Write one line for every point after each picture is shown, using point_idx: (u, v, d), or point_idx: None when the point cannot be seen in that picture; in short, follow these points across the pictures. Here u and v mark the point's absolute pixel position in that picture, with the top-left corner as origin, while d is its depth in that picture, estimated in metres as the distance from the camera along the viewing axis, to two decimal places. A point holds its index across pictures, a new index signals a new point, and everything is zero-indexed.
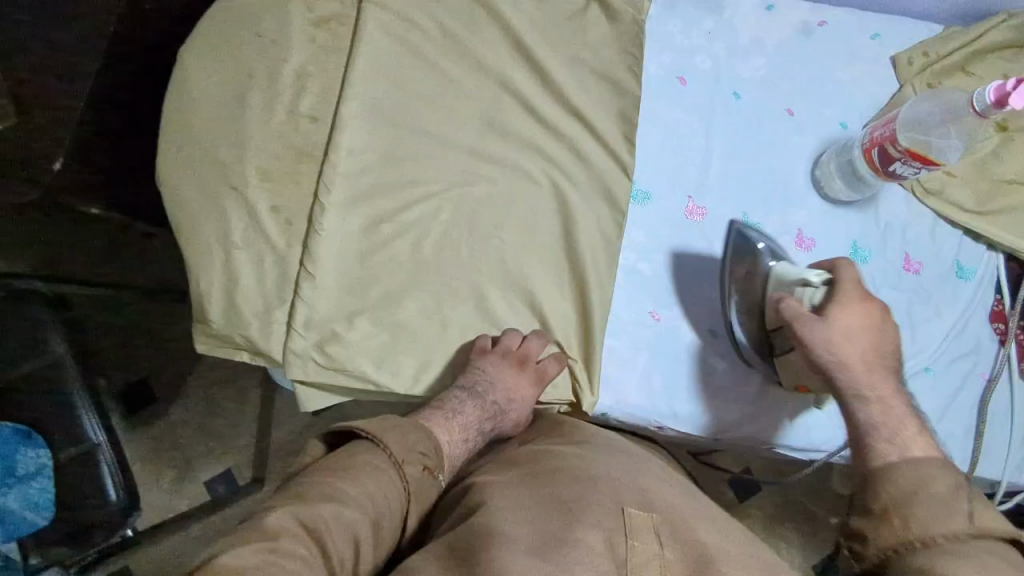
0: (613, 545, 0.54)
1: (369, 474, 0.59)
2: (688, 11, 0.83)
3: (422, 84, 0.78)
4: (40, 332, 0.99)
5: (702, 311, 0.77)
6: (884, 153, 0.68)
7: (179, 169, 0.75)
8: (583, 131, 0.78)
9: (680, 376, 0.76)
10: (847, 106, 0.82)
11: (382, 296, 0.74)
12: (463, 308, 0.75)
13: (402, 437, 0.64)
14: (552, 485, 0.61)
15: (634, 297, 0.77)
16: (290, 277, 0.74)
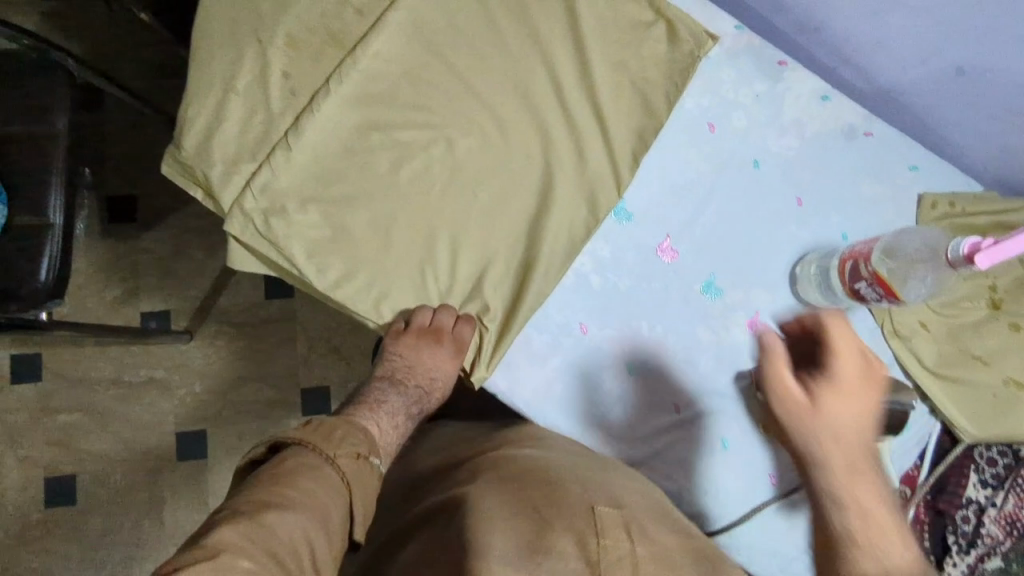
0: (585, 544, 0.58)
1: (302, 473, 0.61)
2: (747, 68, 0.82)
3: (472, 22, 0.78)
4: (48, 103, 1.02)
5: (631, 345, 0.77)
6: (855, 268, 0.69)
7: (219, 0, 0.77)
8: (597, 133, 0.79)
9: (580, 393, 0.76)
10: (854, 220, 0.81)
11: (343, 196, 0.74)
12: (413, 241, 0.74)
13: (330, 436, 0.67)
14: (526, 490, 0.64)
15: (572, 303, 0.77)
16: (270, 141, 0.74)
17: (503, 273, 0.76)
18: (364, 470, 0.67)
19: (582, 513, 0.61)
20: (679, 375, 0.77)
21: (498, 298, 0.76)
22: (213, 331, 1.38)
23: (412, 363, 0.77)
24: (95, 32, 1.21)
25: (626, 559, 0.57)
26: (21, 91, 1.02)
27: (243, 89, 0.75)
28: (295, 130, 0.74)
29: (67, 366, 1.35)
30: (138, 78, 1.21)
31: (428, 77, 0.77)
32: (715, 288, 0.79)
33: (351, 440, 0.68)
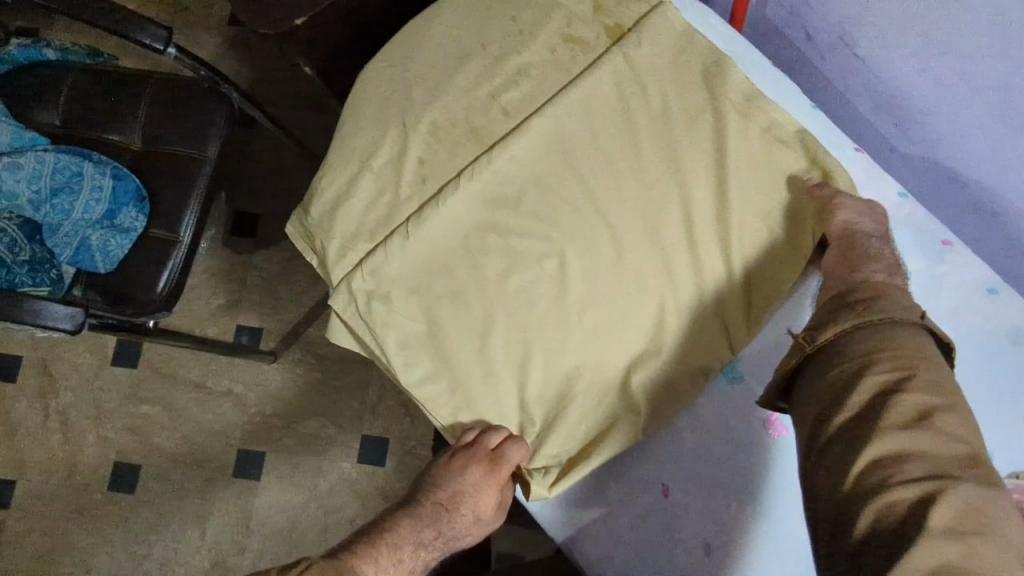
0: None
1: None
2: (904, 242, 0.75)
3: (615, 142, 0.76)
4: (206, 129, 1.09)
5: (708, 521, 0.70)
6: None
7: (377, 82, 0.80)
8: (723, 279, 0.73)
9: (648, 560, 0.72)
10: (1010, 440, 0.69)
11: (447, 292, 0.73)
12: (504, 352, 0.72)
13: None
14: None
15: (657, 460, 0.73)
16: (390, 223, 0.75)
17: (591, 410, 0.72)
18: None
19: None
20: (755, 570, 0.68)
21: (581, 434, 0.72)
22: (296, 357, 1.42)
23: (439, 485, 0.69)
24: (264, 66, 1.31)
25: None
26: (186, 113, 1.10)
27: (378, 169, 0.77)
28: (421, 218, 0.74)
29: (162, 360, 1.43)
30: (289, 113, 1.29)
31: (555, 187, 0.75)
32: None
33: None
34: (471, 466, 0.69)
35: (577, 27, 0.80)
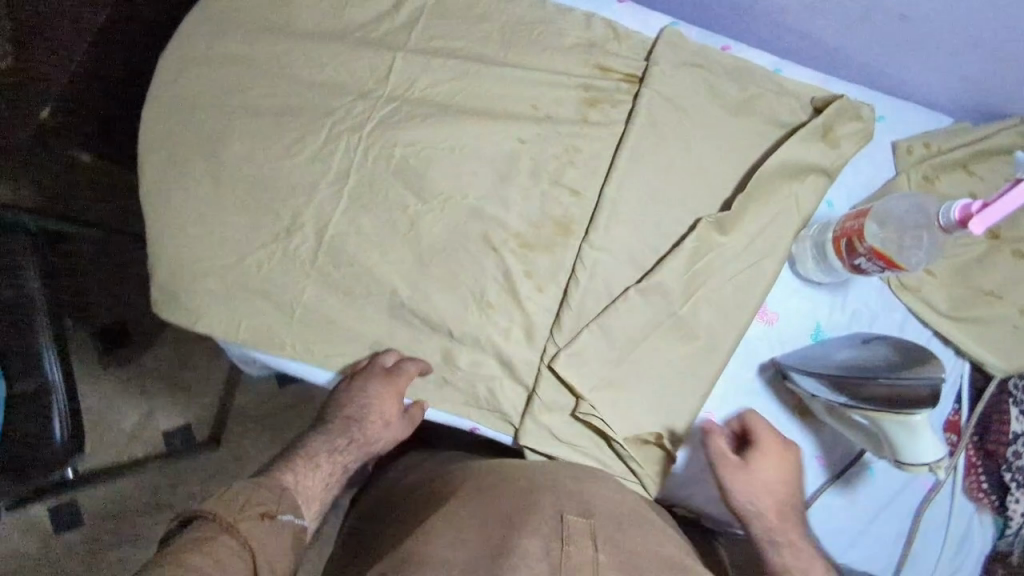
0: (552, 551, 0.56)
1: (198, 547, 0.52)
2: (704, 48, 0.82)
3: (411, 95, 0.78)
4: (16, 265, 1.01)
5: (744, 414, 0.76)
6: (851, 245, 0.65)
7: (161, 135, 0.76)
8: (564, 164, 0.78)
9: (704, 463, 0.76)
10: (837, 185, 0.79)
11: (357, 295, 0.75)
12: (427, 322, 0.76)
13: (237, 499, 0.57)
14: (494, 500, 0.64)
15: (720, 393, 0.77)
16: (270, 263, 0.74)
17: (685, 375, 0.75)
18: (274, 532, 0.57)
19: (548, 522, 0.60)
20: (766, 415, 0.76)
21: (524, 361, 0.75)
22: (238, 432, 1.38)
23: (366, 401, 0.71)
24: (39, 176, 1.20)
25: (589, 566, 0.55)
26: None
27: (222, 229, 0.75)
28: (283, 252, 0.75)
29: (107, 504, 1.35)
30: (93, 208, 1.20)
31: (392, 164, 0.76)
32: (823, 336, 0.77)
33: (258, 501, 0.58)
34: (372, 383, 0.72)
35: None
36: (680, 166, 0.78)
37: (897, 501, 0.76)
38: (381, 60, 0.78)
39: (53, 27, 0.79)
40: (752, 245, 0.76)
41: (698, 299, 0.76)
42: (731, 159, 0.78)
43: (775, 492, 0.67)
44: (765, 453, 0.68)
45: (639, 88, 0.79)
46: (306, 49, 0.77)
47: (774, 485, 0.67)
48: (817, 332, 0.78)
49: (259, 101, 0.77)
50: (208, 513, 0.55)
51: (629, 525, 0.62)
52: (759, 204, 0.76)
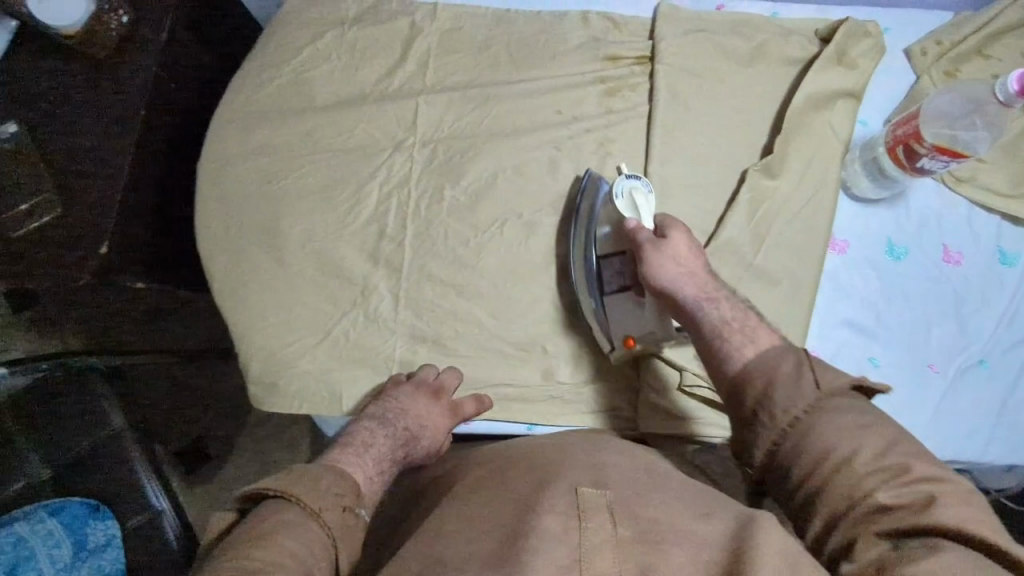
0: (570, 530, 0.47)
1: (285, 531, 0.49)
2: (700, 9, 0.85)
3: (443, 133, 0.80)
4: (97, 407, 1.02)
5: (847, 342, 0.76)
6: (908, 150, 0.68)
7: (217, 237, 0.78)
8: (604, 156, 0.80)
9: None
10: (864, 103, 0.81)
11: (446, 336, 0.76)
12: (518, 343, 0.76)
13: (315, 485, 0.55)
14: (506, 482, 0.54)
15: (821, 331, 0.77)
16: (358, 328, 0.76)
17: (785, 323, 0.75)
18: (352, 527, 0.55)
19: (565, 494, 0.50)
20: (869, 337, 0.76)
21: (623, 353, 0.76)
22: None
23: (419, 415, 0.68)
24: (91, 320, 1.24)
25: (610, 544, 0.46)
26: (65, 408, 1.02)
27: (302, 308, 0.76)
28: (365, 315, 0.76)
29: None
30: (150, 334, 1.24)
31: (443, 202, 0.79)
32: (899, 248, 0.78)
33: (335, 490, 0.56)
34: (432, 404, 0.70)
35: (330, 67, 0.81)
36: (713, 128, 0.80)
37: (1020, 385, 0.76)
38: (405, 109, 0.80)
39: (88, 166, 0.81)
40: (805, 180, 0.78)
41: (769, 245, 0.77)
42: (758, 109, 0.80)
43: (688, 261, 0.66)
44: (682, 230, 0.68)
45: (652, 67, 0.81)
46: (333, 118, 0.80)
47: (691, 260, 0.66)
48: (891, 246, 0.78)
49: (302, 179, 0.79)
50: (292, 498, 0.53)
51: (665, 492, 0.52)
52: (801, 141, 0.78)
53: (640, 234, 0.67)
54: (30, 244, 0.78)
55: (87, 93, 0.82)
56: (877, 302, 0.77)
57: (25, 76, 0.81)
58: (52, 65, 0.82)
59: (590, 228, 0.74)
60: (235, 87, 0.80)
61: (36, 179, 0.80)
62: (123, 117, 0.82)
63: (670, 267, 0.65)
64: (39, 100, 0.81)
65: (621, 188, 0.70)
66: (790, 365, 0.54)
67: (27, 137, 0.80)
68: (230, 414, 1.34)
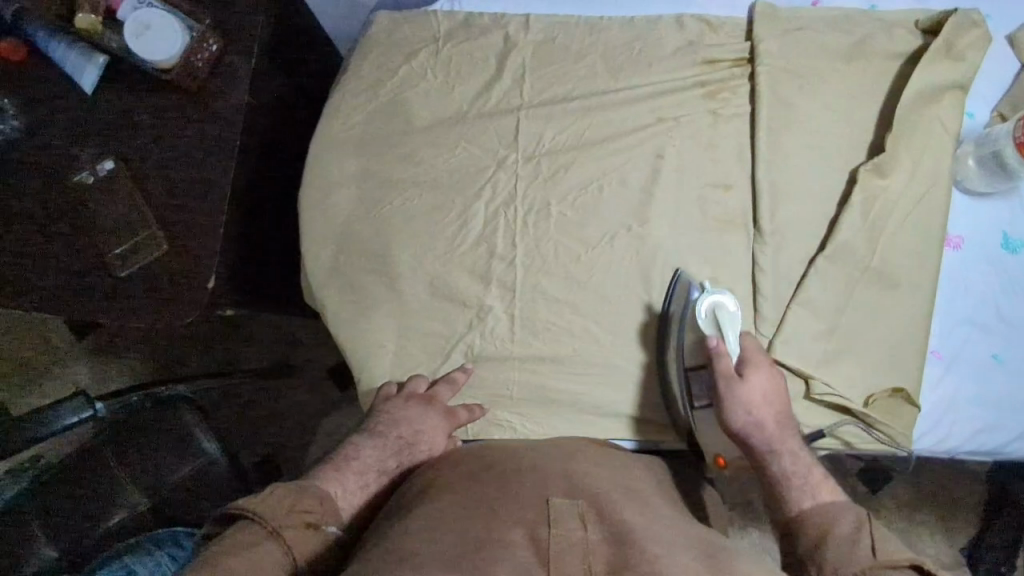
0: (535, 537, 0.52)
1: (239, 551, 0.50)
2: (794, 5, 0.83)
3: (541, 147, 0.79)
4: (189, 435, 1.05)
5: (966, 340, 0.76)
6: None
7: (326, 265, 0.78)
8: (708, 162, 0.79)
9: (948, 400, 0.75)
10: (970, 96, 0.80)
11: (561, 353, 0.76)
12: (635, 357, 0.75)
13: (280, 501, 0.55)
14: (479, 482, 0.61)
15: (939, 330, 0.76)
16: (474, 348, 0.76)
17: (906, 323, 0.75)
18: (314, 542, 0.55)
19: (536, 508, 0.56)
20: (988, 334, 0.76)
21: None
22: None
23: (409, 422, 0.69)
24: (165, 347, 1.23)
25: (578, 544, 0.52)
26: (156, 438, 1.04)
27: (418, 331, 0.77)
28: (479, 336, 0.76)
29: None
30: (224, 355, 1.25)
31: (549, 217, 0.78)
32: (1015, 242, 0.77)
33: (304, 507, 0.56)
34: (429, 412, 0.70)
35: (424, 86, 0.80)
36: (820, 128, 0.78)
37: None
38: (505, 125, 0.79)
39: (188, 200, 0.80)
40: (918, 176, 0.76)
41: (885, 244, 0.76)
42: (863, 106, 0.79)
43: (773, 401, 0.65)
44: (759, 368, 0.66)
45: (751, 68, 0.80)
46: (433, 138, 0.79)
47: (774, 396, 0.66)
48: (1007, 241, 0.77)
49: (408, 202, 0.78)
50: (251, 513, 0.54)
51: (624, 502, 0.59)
52: (912, 137, 0.76)
53: (719, 358, 0.67)
54: (140, 281, 0.79)
55: (180, 127, 0.81)
56: (997, 298, 0.76)
57: (119, 114, 0.82)
58: (144, 101, 0.82)
59: (668, 335, 0.73)
60: (330, 113, 0.80)
61: (134, 217, 0.80)
62: (219, 149, 0.81)
63: (756, 402, 0.65)
64: (136, 138, 0.82)
65: (705, 307, 0.71)
66: (848, 526, 0.56)
67: (126, 175, 0.81)
68: (298, 434, 1.31)
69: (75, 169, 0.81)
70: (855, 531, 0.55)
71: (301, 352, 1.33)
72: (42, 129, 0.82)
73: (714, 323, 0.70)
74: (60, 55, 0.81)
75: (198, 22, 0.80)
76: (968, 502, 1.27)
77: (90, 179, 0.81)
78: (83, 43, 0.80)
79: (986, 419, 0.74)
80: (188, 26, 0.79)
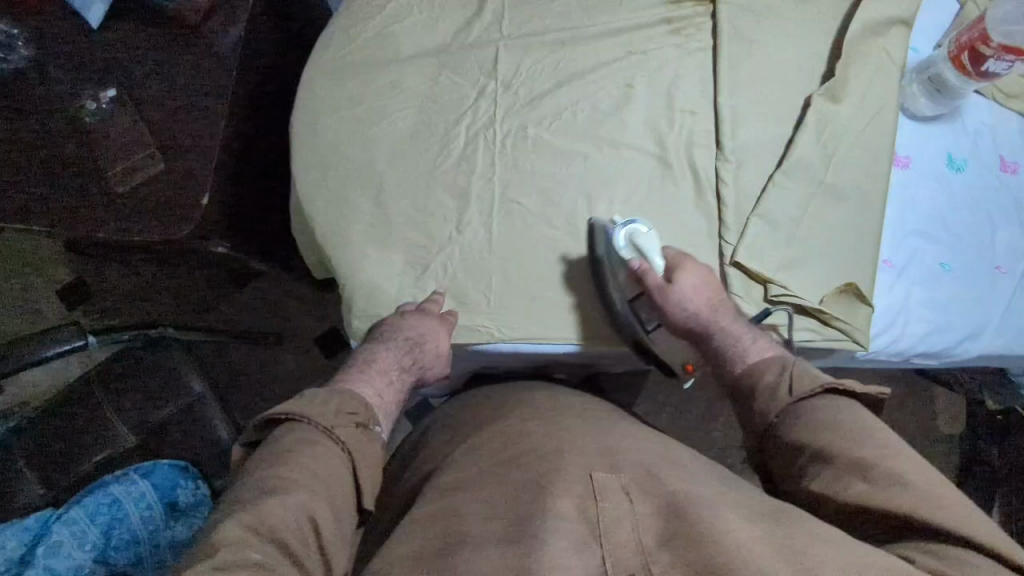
0: (585, 509, 0.53)
1: (303, 450, 0.59)
2: None
3: (521, 77, 0.85)
4: (177, 373, 1.08)
5: (914, 251, 0.81)
6: (975, 54, 0.76)
7: (314, 182, 0.82)
8: (673, 89, 0.85)
9: (899, 306, 0.79)
10: (915, 32, 0.87)
11: (538, 261, 0.80)
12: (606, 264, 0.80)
13: (327, 406, 0.63)
14: (518, 464, 0.60)
15: (891, 241, 0.81)
16: (454, 259, 0.80)
17: (858, 232, 0.80)
18: (365, 440, 0.63)
19: (579, 481, 0.56)
20: (935, 245, 0.81)
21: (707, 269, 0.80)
22: None
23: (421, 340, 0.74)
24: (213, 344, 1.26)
25: (627, 519, 0.52)
26: (146, 377, 1.07)
27: (401, 246, 0.81)
28: (458, 249, 0.81)
29: None
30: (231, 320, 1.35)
31: (527, 140, 0.83)
32: (958, 161, 0.84)
33: (348, 408, 0.64)
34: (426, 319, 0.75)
35: (411, 23, 0.87)
36: (776, 59, 0.85)
37: None
38: (487, 56, 0.85)
39: (187, 124, 0.85)
40: (866, 99, 0.82)
41: (838, 161, 0.81)
42: (815, 38, 0.86)
43: (704, 291, 0.73)
44: (688, 265, 0.74)
45: (713, 7, 0.87)
46: (420, 68, 0.85)
47: (701, 289, 0.73)
48: (950, 160, 0.84)
49: (394, 125, 0.84)
50: (303, 417, 0.61)
51: (660, 466, 0.58)
52: (860, 65, 0.82)
53: (649, 277, 0.74)
54: (138, 199, 0.83)
55: (179, 60, 0.87)
56: (943, 212, 0.82)
57: (121, 48, 0.87)
58: (148, 35, 0.87)
59: (601, 269, 0.78)
60: (324, 45, 0.86)
61: (133, 138, 0.84)
62: (217, 80, 0.87)
63: (689, 297, 0.73)
64: (138, 69, 0.87)
65: (623, 238, 0.75)
66: (772, 373, 0.66)
67: (126, 103, 0.86)
68: (278, 396, 1.33)
69: (78, 98, 0.86)
70: (777, 380, 0.65)
71: (290, 317, 1.36)
72: (48, 61, 0.87)
73: (637, 248, 0.74)
74: None
75: None
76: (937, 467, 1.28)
77: (93, 106, 0.86)
78: None
79: (938, 322, 0.79)
80: None
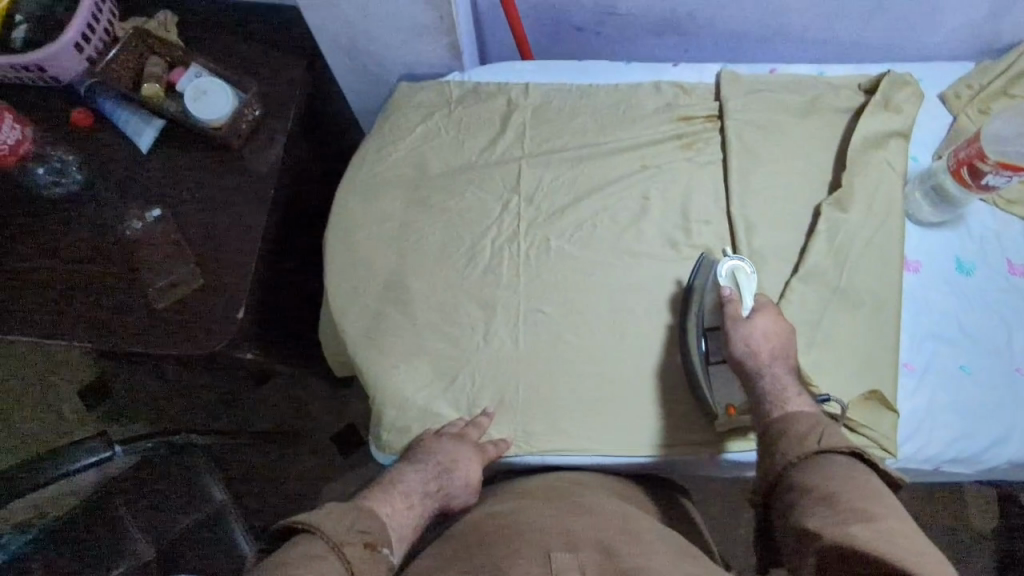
0: None
1: (309, 564, 0.54)
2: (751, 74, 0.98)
3: (541, 191, 0.90)
4: (198, 480, 1.07)
5: (932, 355, 0.83)
6: (974, 169, 0.80)
7: (344, 297, 0.85)
8: (687, 199, 0.89)
9: (923, 412, 0.80)
10: (913, 144, 0.92)
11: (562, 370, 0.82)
12: (628, 371, 0.82)
13: (340, 518, 0.60)
14: (488, 549, 0.63)
15: (908, 346, 0.83)
16: (480, 368, 0.82)
17: (875, 337, 0.82)
18: (375, 562, 0.58)
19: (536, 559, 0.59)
20: (952, 349, 0.83)
21: None
22: None
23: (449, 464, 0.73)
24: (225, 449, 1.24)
25: None
26: (167, 483, 1.05)
27: (428, 355, 0.83)
28: (484, 357, 0.83)
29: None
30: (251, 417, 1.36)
31: (549, 251, 0.87)
32: (967, 264, 0.87)
33: (363, 527, 0.60)
34: (460, 445, 0.75)
35: (438, 142, 0.93)
36: (784, 170, 0.90)
37: None
38: (509, 171, 0.91)
39: (225, 240, 0.90)
40: (873, 208, 0.86)
41: (851, 267, 0.84)
42: (819, 151, 0.91)
43: (776, 338, 0.74)
44: (768, 310, 0.76)
45: (721, 123, 0.93)
46: (446, 183, 0.90)
47: (772, 332, 0.74)
48: (958, 264, 0.87)
49: (422, 238, 0.88)
50: (316, 530, 0.57)
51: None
52: (864, 176, 0.87)
53: (730, 302, 0.77)
54: (175, 313, 0.86)
55: (220, 180, 0.92)
56: (958, 315, 0.84)
57: (166, 169, 0.93)
58: (193, 157, 0.93)
59: (690, 300, 0.82)
60: (356, 166, 0.92)
61: (173, 255, 0.89)
62: (255, 197, 0.92)
63: (756, 336, 0.74)
64: (180, 188, 0.92)
65: (725, 268, 0.81)
66: (803, 425, 0.65)
67: (169, 221, 0.91)
68: (296, 495, 1.32)
69: (124, 218, 0.91)
70: (810, 430, 0.64)
71: (310, 413, 1.37)
72: (99, 183, 0.93)
73: (733, 283, 0.80)
74: (122, 119, 0.93)
75: (246, 91, 0.94)
76: (975, 566, 1.24)
77: (137, 225, 0.91)
78: (145, 109, 0.94)
79: (962, 427, 0.80)
80: (237, 94, 0.92)
